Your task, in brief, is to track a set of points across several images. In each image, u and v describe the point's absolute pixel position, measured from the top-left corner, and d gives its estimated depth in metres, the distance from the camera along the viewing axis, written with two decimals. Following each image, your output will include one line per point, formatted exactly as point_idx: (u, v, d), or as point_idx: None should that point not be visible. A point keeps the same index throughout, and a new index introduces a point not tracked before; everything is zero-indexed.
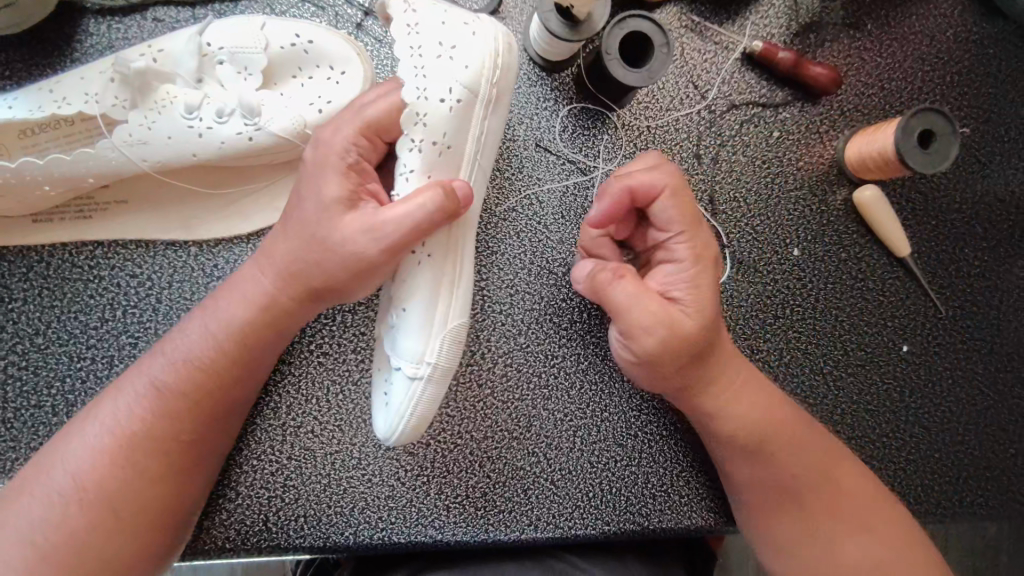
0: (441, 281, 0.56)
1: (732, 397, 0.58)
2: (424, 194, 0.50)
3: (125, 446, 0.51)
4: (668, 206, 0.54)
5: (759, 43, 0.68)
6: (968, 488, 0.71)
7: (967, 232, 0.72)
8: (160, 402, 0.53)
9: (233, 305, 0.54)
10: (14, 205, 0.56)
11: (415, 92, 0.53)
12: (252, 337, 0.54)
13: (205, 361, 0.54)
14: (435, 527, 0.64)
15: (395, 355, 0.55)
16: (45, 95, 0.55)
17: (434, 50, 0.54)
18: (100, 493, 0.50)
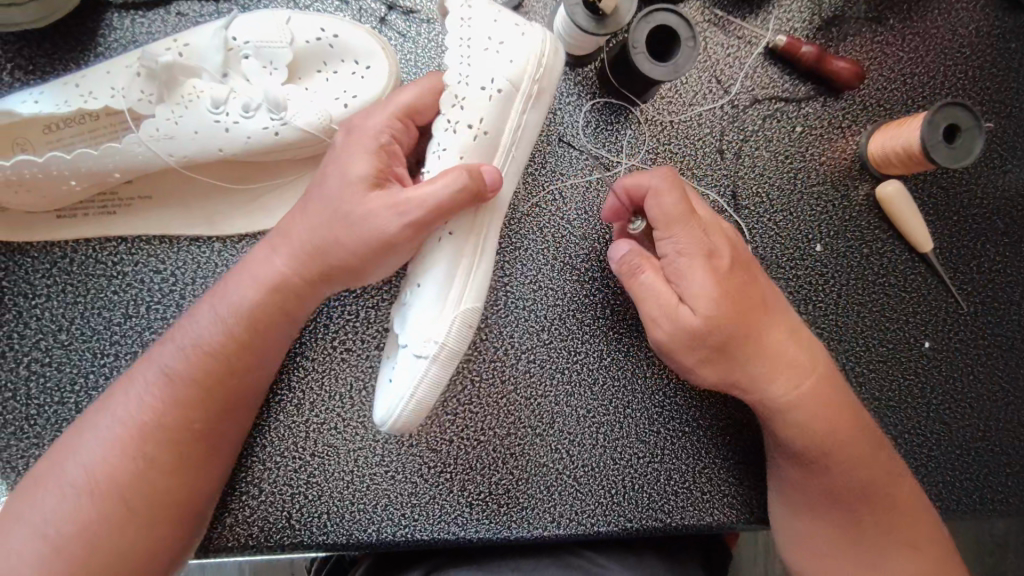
0: (460, 262, 0.55)
1: (777, 393, 0.57)
2: (449, 175, 0.50)
3: (136, 437, 0.51)
4: (660, 202, 0.55)
5: (783, 37, 0.67)
6: (990, 485, 0.71)
7: (988, 228, 0.72)
8: (170, 390, 0.52)
9: (242, 290, 0.53)
10: (38, 200, 0.56)
11: (457, 78, 0.54)
12: (262, 321, 0.54)
13: (215, 345, 0.53)
14: (458, 524, 0.64)
15: (406, 331, 0.54)
16: (70, 90, 0.55)
17: (483, 42, 0.54)
18: (113, 485, 0.49)
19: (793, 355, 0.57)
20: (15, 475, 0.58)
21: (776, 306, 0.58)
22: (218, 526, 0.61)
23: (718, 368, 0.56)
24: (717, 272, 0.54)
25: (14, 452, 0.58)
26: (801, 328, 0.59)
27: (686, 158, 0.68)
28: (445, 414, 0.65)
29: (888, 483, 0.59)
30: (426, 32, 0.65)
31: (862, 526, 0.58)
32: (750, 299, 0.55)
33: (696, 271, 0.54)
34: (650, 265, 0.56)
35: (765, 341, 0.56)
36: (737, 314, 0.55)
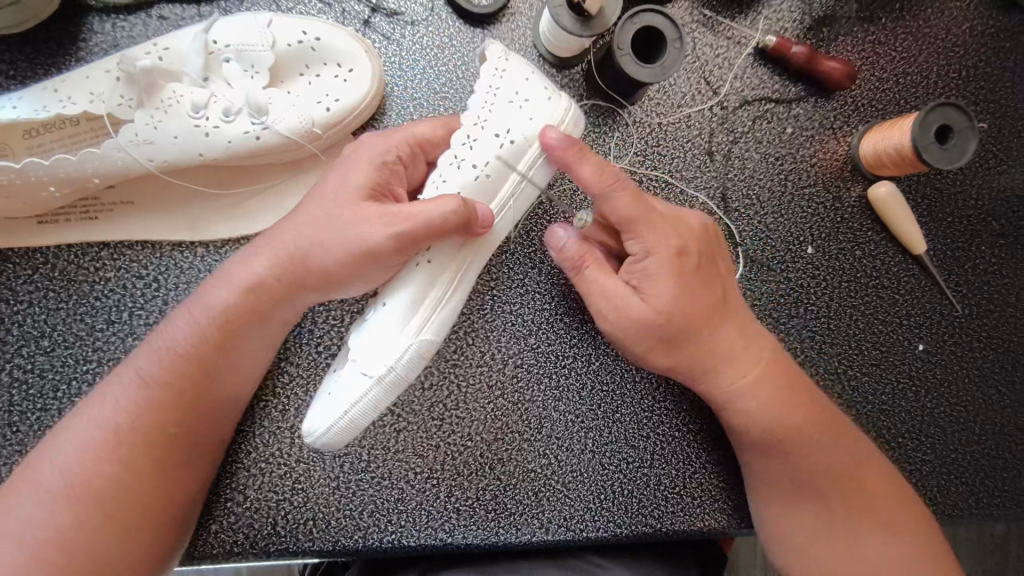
0: (429, 294, 0.53)
1: (739, 388, 0.56)
2: (445, 198, 0.49)
3: (112, 440, 0.50)
4: (619, 206, 0.52)
5: (772, 37, 0.66)
6: (986, 489, 0.70)
7: (983, 229, 0.71)
8: (146, 393, 0.51)
9: (219, 292, 0.53)
10: (18, 206, 0.55)
11: (474, 120, 0.53)
12: (237, 324, 0.53)
13: (190, 346, 0.52)
14: (445, 530, 0.63)
15: (356, 346, 0.52)
16: (49, 94, 0.54)
17: (510, 93, 0.54)
18: (89, 489, 0.49)
19: (748, 347, 0.57)
20: None
21: (733, 301, 0.58)
22: (202, 533, 0.61)
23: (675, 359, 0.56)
24: (675, 270, 0.54)
25: None
26: (755, 325, 0.59)
27: (675, 160, 0.68)
28: (432, 419, 0.64)
29: (850, 474, 0.58)
30: (410, 34, 0.64)
31: (832, 515, 0.57)
32: (705, 292, 0.55)
33: (655, 270, 0.53)
34: (590, 261, 0.55)
35: (717, 336, 0.56)
36: (695, 305, 0.54)
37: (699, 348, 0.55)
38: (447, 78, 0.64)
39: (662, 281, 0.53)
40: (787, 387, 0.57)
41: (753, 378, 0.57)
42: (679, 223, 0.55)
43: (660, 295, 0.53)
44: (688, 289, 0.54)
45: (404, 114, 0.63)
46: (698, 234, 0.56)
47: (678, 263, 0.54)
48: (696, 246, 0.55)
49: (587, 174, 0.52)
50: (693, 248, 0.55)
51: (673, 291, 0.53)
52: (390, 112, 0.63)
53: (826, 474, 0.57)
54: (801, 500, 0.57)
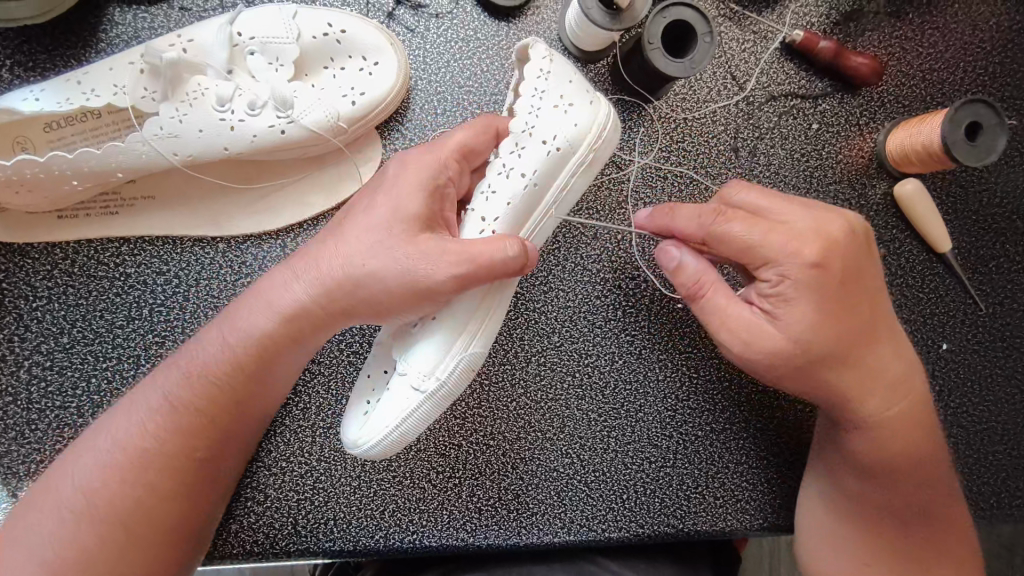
0: (476, 312, 0.52)
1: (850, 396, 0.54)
2: (506, 240, 0.47)
3: (135, 463, 0.49)
4: (734, 229, 0.50)
5: (800, 32, 0.66)
6: (1007, 489, 0.69)
7: (1008, 227, 0.70)
8: (174, 418, 0.50)
9: (254, 316, 0.51)
10: (40, 200, 0.54)
11: (521, 128, 0.52)
12: (270, 351, 0.51)
13: (222, 370, 0.51)
14: (466, 530, 0.63)
15: (402, 359, 0.52)
16: (72, 86, 0.53)
17: (556, 96, 0.52)
18: (113, 511, 0.48)
19: (892, 373, 0.54)
20: (17, 481, 0.57)
21: (888, 321, 0.54)
22: (222, 533, 0.60)
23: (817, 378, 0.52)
24: (833, 297, 0.49)
25: (15, 457, 0.57)
26: (902, 348, 0.56)
27: (701, 156, 0.67)
28: (455, 418, 0.64)
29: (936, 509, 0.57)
30: (434, 28, 0.63)
31: (908, 546, 0.56)
32: (861, 318, 0.51)
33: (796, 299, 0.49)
34: (709, 286, 0.51)
35: (863, 358, 0.52)
36: (833, 325, 0.50)
37: (839, 372, 0.52)
38: (472, 72, 0.63)
39: (801, 308, 0.49)
40: (915, 419, 0.56)
41: (890, 407, 0.54)
42: (842, 235, 0.50)
43: (800, 317, 0.49)
44: (841, 314, 0.50)
45: (429, 108, 0.62)
46: (849, 251, 0.50)
47: (838, 291, 0.49)
48: (856, 265, 0.50)
49: (681, 220, 0.52)
50: (859, 265, 0.50)
51: (820, 316, 0.49)
52: (414, 105, 0.62)
53: (915, 508, 0.56)
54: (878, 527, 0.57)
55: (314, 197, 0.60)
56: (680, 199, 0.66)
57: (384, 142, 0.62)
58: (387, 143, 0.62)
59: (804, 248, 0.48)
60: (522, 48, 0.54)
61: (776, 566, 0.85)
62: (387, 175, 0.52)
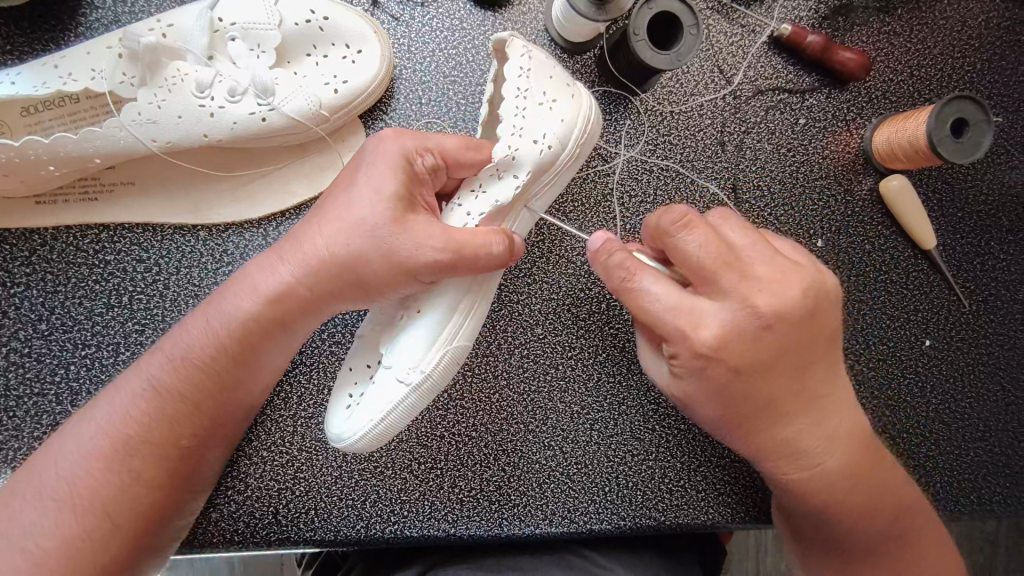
0: (461, 304, 0.52)
1: (782, 454, 0.52)
2: (493, 239, 0.48)
3: (119, 450, 0.49)
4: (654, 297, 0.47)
5: (788, 26, 0.65)
6: (988, 486, 0.69)
7: (991, 224, 0.70)
8: (159, 404, 0.50)
9: (238, 301, 0.50)
10: (17, 184, 0.54)
11: (510, 130, 0.51)
12: (255, 334, 0.50)
13: (209, 355, 0.50)
14: (448, 521, 0.63)
15: (388, 352, 0.51)
16: (49, 70, 0.53)
17: (540, 94, 0.52)
18: (94, 498, 0.48)
19: (819, 439, 0.51)
20: None
21: (821, 386, 0.51)
22: (202, 522, 0.60)
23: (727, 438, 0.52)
24: (726, 383, 0.47)
25: None
26: (838, 408, 0.52)
27: (686, 149, 0.66)
28: (436, 410, 0.63)
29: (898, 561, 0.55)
30: (420, 16, 0.62)
31: None
32: (779, 390, 0.49)
33: (689, 375, 0.48)
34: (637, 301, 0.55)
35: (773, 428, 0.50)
36: (737, 399, 0.48)
37: (763, 433, 0.50)
38: (457, 62, 0.63)
39: (694, 387, 0.49)
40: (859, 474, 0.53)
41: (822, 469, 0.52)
42: (749, 324, 0.46)
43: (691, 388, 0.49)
44: (740, 396, 0.48)
45: (413, 98, 0.62)
46: (748, 338, 0.46)
47: (734, 378, 0.47)
48: (762, 353, 0.46)
49: (615, 264, 0.48)
50: (772, 349, 0.47)
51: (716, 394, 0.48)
52: (398, 95, 0.62)
53: (862, 549, 0.55)
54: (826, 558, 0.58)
55: (296, 186, 0.60)
56: (666, 193, 0.66)
57: (368, 132, 0.61)
58: (370, 132, 0.61)
59: (698, 334, 0.46)
60: (498, 44, 0.52)
61: (757, 559, 0.86)
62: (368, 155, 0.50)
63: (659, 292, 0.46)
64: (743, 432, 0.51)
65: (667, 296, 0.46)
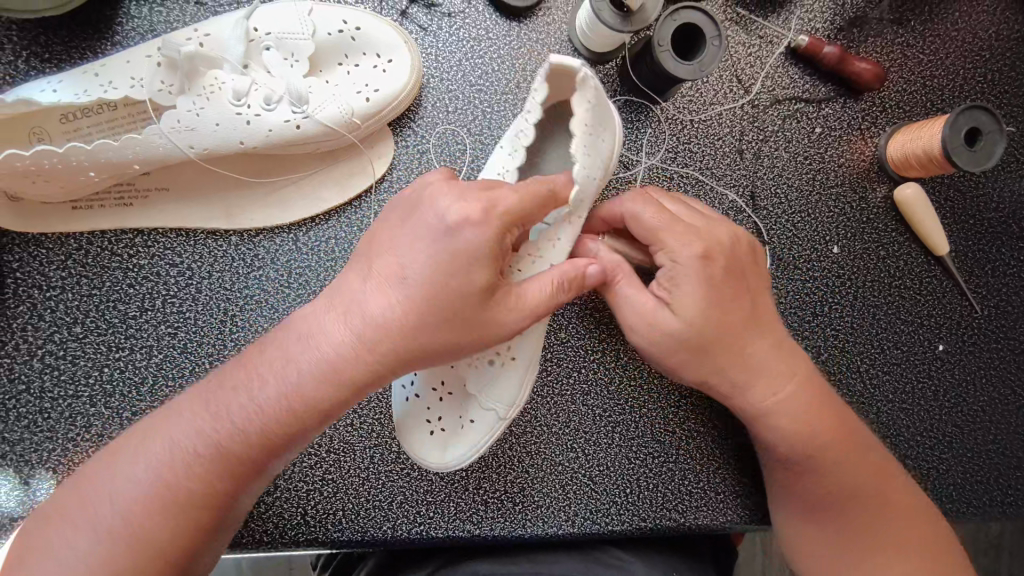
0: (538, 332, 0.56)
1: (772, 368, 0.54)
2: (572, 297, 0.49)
3: (174, 489, 0.44)
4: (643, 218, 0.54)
5: (805, 37, 0.67)
6: (999, 488, 0.71)
7: (1002, 231, 0.72)
8: (221, 448, 0.45)
9: (325, 348, 0.45)
10: (57, 190, 0.55)
11: (582, 172, 0.52)
12: (336, 389, 0.46)
13: (274, 417, 0.45)
14: (473, 522, 0.64)
15: (482, 387, 0.54)
16: (90, 78, 0.54)
17: (602, 126, 0.53)
18: (144, 537, 0.43)
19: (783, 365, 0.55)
20: (28, 468, 0.58)
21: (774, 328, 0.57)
22: None
23: (697, 364, 0.53)
24: (717, 289, 0.52)
25: (28, 445, 0.58)
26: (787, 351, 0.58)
27: (706, 157, 0.68)
28: None
29: (871, 525, 0.54)
30: (447, 26, 0.64)
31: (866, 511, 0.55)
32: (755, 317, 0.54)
33: (682, 279, 0.52)
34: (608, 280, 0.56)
35: (757, 346, 0.54)
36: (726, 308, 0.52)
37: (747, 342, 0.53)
38: (483, 71, 0.64)
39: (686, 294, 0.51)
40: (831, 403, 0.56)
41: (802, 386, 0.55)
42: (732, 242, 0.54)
43: (677, 299, 0.52)
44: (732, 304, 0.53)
45: (441, 106, 0.63)
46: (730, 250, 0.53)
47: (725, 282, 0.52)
48: (742, 270, 0.54)
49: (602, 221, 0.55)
50: (746, 271, 0.54)
51: (713, 309, 0.52)
52: (425, 103, 0.63)
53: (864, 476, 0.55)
54: (809, 528, 0.56)
55: (326, 192, 0.61)
56: None
57: (396, 140, 0.63)
58: (398, 139, 0.63)
59: (694, 242, 0.52)
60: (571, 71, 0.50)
61: (767, 563, 0.87)
62: (461, 237, 0.44)
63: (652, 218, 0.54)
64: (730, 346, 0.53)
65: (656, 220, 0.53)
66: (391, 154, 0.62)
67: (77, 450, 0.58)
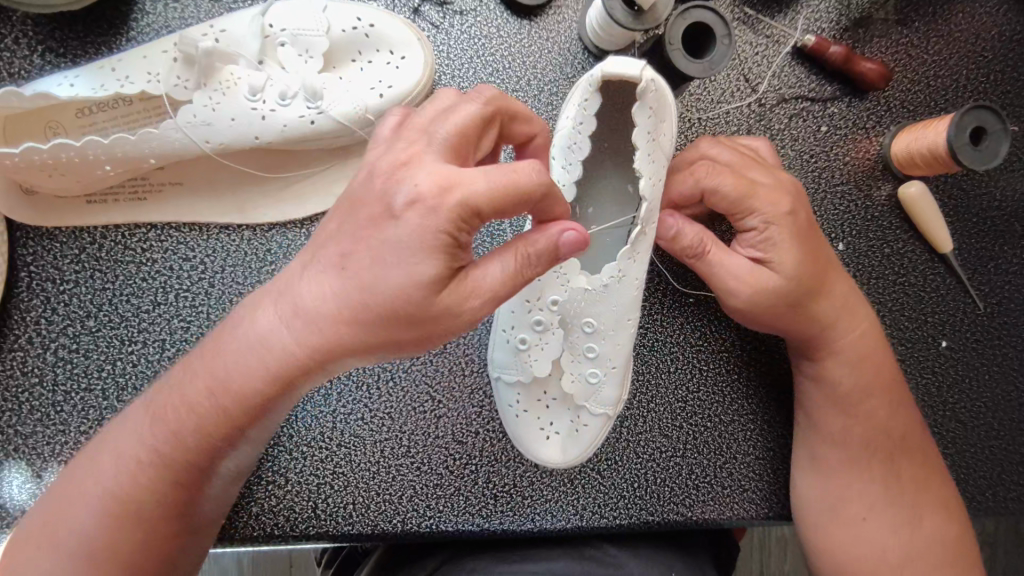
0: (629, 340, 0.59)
1: (842, 311, 0.59)
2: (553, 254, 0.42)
3: (131, 504, 0.47)
4: (726, 185, 0.56)
5: (811, 37, 0.68)
6: (1002, 483, 0.71)
7: (1005, 228, 0.73)
8: (165, 462, 0.47)
9: (242, 362, 0.45)
10: (72, 184, 0.55)
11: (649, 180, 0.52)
12: (261, 401, 0.46)
13: (218, 424, 0.47)
14: (482, 516, 0.64)
15: (598, 399, 0.58)
16: (106, 73, 0.55)
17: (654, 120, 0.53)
18: (108, 557, 0.46)
19: (852, 314, 0.60)
20: (41, 462, 0.58)
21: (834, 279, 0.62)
22: (244, 516, 0.62)
23: (782, 315, 0.58)
24: (804, 244, 0.57)
25: (41, 438, 0.58)
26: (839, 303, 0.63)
27: None
28: (473, 407, 0.65)
29: (876, 462, 0.60)
30: (459, 24, 0.64)
31: (902, 460, 0.60)
32: (828, 269, 0.59)
33: (780, 237, 0.56)
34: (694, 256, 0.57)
35: (835, 288, 0.59)
36: (812, 262, 0.57)
37: (824, 293, 0.58)
38: (495, 68, 0.65)
39: (775, 252, 0.56)
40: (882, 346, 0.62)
41: (863, 330, 0.61)
42: (801, 198, 0.59)
43: (772, 258, 0.56)
44: (817, 258, 0.58)
45: None
46: (803, 205, 0.58)
47: (807, 236, 0.57)
48: (813, 227, 0.59)
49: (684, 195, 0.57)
50: (814, 227, 0.59)
51: (805, 263, 0.57)
52: None
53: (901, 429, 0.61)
54: (822, 450, 0.61)
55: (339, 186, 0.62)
56: None
57: None
58: None
59: (778, 201, 0.57)
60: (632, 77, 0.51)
61: None
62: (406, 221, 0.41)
63: (730, 182, 0.57)
64: (810, 299, 0.58)
65: (736, 183, 0.57)
66: None
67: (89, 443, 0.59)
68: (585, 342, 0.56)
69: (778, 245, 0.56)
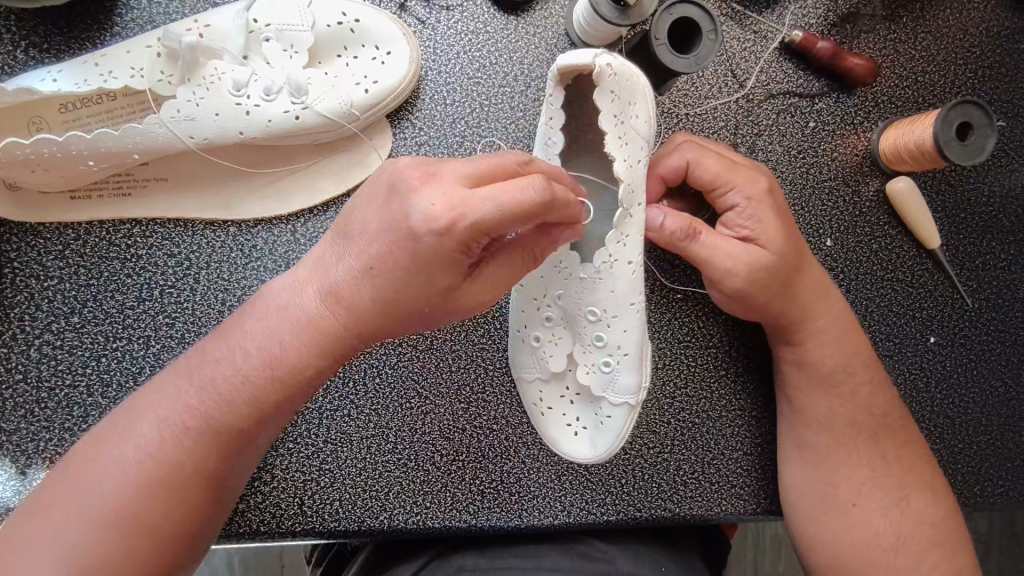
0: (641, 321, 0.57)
1: (820, 291, 0.60)
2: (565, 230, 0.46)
3: (158, 467, 0.47)
4: (708, 164, 0.58)
5: (799, 32, 0.68)
6: (989, 478, 0.71)
7: (992, 224, 0.73)
8: (195, 428, 0.48)
9: (273, 329, 0.48)
10: (56, 179, 0.55)
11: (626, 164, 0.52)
12: (293, 363, 0.49)
13: (250, 385, 0.48)
14: (469, 512, 0.64)
15: (612, 389, 0.57)
16: (90, 68, 0.55)
17: (626, 103, 0.54)
18: (138, 516, 0.46)
19: (830, 295, 0.61)
20: (26, 458, 0.58)
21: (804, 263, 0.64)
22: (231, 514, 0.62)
23: (769, 290, 0.57)
24: (784, 218, 0.59)
25: (25, 435, 0.58)
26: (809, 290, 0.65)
27: None
28: (461, 402, 0.65)
29: (862, 440, 0.60)
30: (445, 20, 0.64)
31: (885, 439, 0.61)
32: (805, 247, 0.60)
33: (765, 212, 0.58)
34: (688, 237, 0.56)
35: (813, 265, 0.60)
36: (792, 237, 0.59)
37: (804, 269, 0.59)
38: (481, 64, 0.64)
39: (760, 227, 0.57)
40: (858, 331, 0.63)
41: (839, 312, 0.61)
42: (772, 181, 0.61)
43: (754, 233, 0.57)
44: (795, 234, 0.59)
45: (440, 98, 0.64)
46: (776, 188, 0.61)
47: (784, 211, 0.59)
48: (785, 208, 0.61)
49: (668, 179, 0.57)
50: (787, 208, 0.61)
51: (788, 236, 0.58)
52: (424, 96, 0.64)
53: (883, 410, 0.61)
54: (806, 436, 0.61)
55: (327, 181, 0.62)
56: None
57: (394, 132, 0.63)
58: (397, 131, 0.63)
59: (758, 181, 0.59)
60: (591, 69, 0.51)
61: None
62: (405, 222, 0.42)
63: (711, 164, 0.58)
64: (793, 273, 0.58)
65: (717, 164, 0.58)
66: (388, 146, 0.63)
67: (74, 440, 0.58)
68: (593, 331, 0.57)
69: (760, 219, 0.57)
